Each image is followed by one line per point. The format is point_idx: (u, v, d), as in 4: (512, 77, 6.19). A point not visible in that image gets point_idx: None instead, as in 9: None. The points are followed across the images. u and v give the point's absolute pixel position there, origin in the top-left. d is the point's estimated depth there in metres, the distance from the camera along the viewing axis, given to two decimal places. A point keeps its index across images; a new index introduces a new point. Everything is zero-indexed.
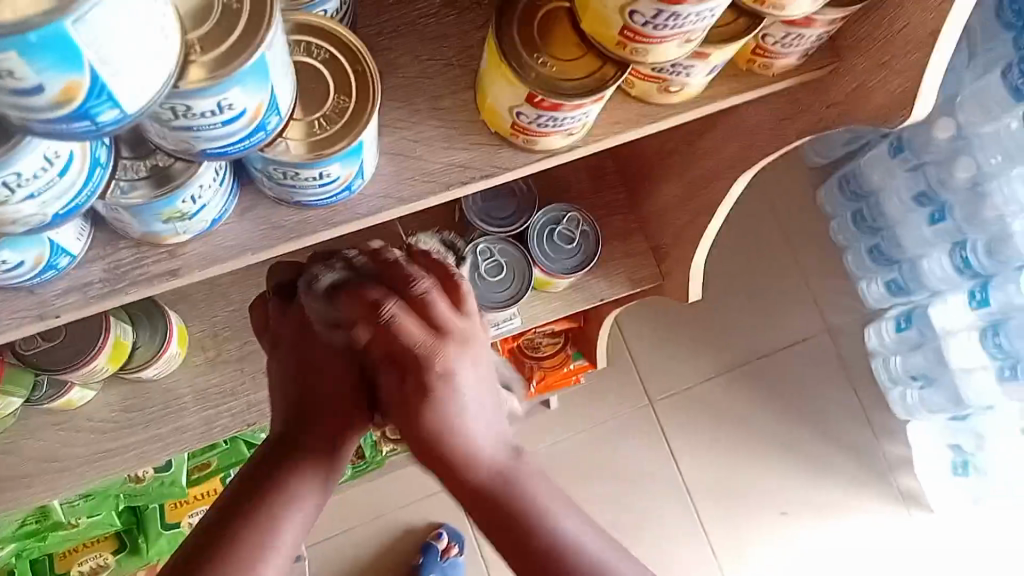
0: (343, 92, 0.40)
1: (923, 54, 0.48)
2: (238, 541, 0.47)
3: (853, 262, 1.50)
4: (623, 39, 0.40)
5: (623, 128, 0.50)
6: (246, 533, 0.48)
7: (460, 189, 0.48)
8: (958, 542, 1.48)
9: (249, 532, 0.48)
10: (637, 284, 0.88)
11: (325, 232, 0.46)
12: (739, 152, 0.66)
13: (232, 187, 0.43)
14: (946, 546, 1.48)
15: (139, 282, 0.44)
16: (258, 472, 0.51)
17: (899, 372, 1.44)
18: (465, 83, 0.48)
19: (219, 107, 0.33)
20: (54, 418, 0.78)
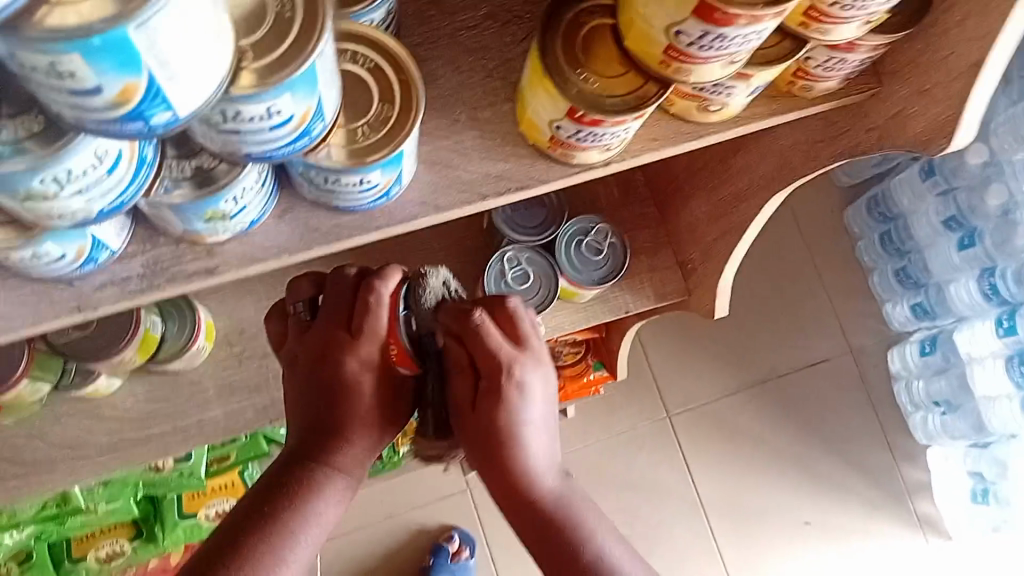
0: (387, 100, 0.41)
1: (966, 84, 0.47)
2: (256, 551, 0.55)
3: (880, 284, 1.49)
4: (667, 58, 0.41)
5: (661, 146, 0.50)
6: (264, 544, 0.55)
7: (496, 200, 0.48)
8: (975, 572, 1.46)
9: (260, 541, 0.55)
10: (662, 299, 0.88)
11: (360, 237, 0.46)
12: (774, 172, 0.66)
13: (272, 190, 0.44)
14: None
15: (176, 279, 0.44)
16: (277, 486, 0.58)
17: (921, 397, 1.43)
18: (505, 94, 0.49)
19: (267, 112, 0.33)
20: (81, 406, 0.79)
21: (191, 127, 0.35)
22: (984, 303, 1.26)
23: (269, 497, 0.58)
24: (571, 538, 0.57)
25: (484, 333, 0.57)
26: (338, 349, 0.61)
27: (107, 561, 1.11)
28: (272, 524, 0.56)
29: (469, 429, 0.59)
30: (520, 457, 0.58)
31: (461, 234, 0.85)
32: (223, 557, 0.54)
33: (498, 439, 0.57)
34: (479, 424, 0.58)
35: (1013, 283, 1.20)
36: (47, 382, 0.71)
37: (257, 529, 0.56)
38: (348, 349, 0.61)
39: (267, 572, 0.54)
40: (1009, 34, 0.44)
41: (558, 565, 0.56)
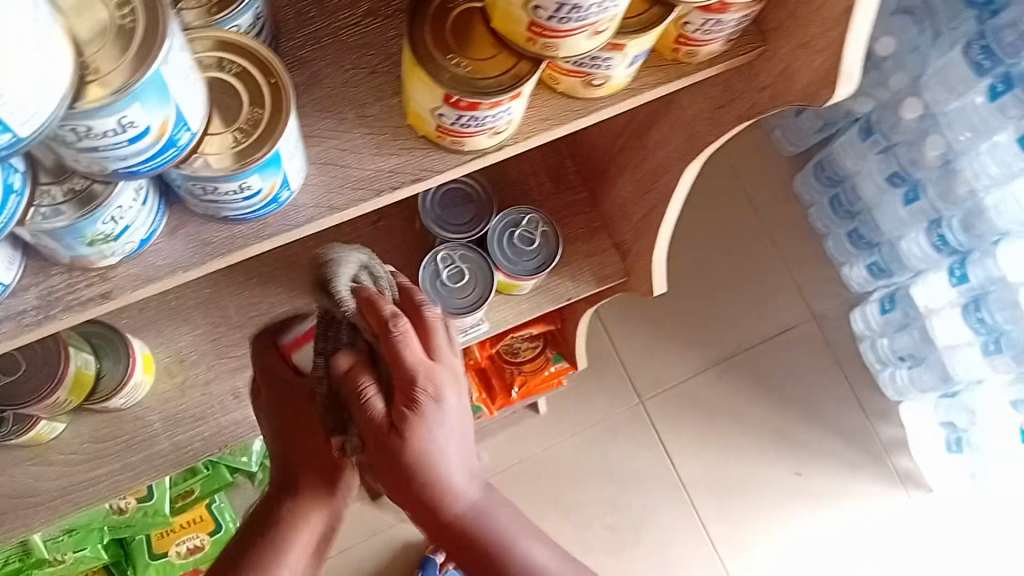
0: (257, 104, 0.41)
1: (841, 31, 0.48)
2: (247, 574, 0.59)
3: (835, 248, 1.50)
4: (532, 35, 0.41)
5: (552, 124, 0.50)
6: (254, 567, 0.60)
7: (391, 195, 0.48)
8: (961, 520, 1.48)
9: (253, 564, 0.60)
10: (603, 282, 0.88)
11: (258, 246, 0.46)
12: (685, 142, 0.66)
13: (157, 207, 0.43)
14: (948, 524, 1.47)
15: (72, 307, 0.44)
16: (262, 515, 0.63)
17: (887, 354, 1.45)
18: (390, 89, 0.49)
19: (120, 126, 0.33)
20: (26, 454, 0.78)
21: (54, 148, 0.35)
22: (935, 254, 1.27)
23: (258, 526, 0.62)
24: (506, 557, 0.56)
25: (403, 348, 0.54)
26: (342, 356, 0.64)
27: None
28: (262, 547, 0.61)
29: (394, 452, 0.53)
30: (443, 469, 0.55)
31: (394, 240, 0.85)
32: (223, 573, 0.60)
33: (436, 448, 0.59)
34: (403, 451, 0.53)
35: (961, 232, 1.22)
36: None
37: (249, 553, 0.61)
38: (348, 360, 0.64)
39: None
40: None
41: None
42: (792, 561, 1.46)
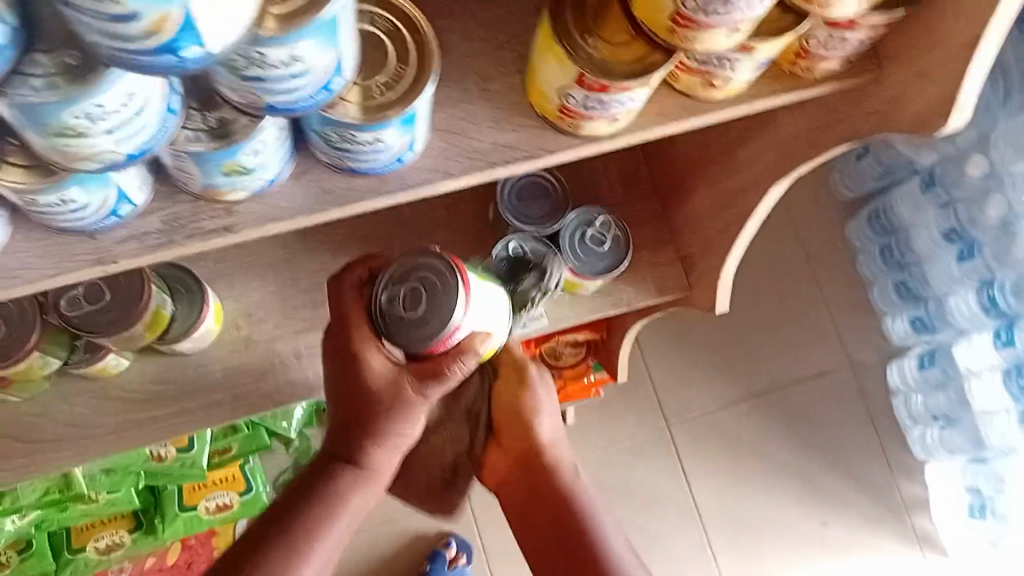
0: (404, 62, 0.43)
1: (963, 62, 0.49)
2: (298, 526, 0.68)
3: (880, 298, 1.49)
4: (674, 26, 0.42)
5: (668, 119, 0.51)
6: (304, 523, 0.68)
7: (504, 168, 0.49)
8: None
9: (304, 520, 0.68)
10: (665, 293, 0.89)
11: (375, 200, 0.48)
12: (777, 160, 0.68)
13: (290, 151, 0.45)
14: None
15: (194, 234, 0.45)
16: (311, 483, 0.69)
17: (920, 412, 1.43)
18: (512, 66, 0.50)
19: (289, 59, 0.36)
20: (90, 385, 0.81)
21: (213, 74, 0.37)
22: (983, 315, 1.25)
23: (306, 492, 0.69)
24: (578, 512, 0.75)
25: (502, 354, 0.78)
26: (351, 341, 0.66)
27: (105, 552, 1.11)
28: (310, 510, 0.68)
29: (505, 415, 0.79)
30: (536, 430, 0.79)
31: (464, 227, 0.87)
32: (276, 523, 0.68)
33: (533, 463, 0.78)
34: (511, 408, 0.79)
35: (1012, 296, 1.20)
36: (56, 359, 0.74)
37: (297, 511, 0.69)
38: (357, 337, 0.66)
39: (308, 540, 0.68)
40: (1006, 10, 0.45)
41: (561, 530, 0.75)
42: None
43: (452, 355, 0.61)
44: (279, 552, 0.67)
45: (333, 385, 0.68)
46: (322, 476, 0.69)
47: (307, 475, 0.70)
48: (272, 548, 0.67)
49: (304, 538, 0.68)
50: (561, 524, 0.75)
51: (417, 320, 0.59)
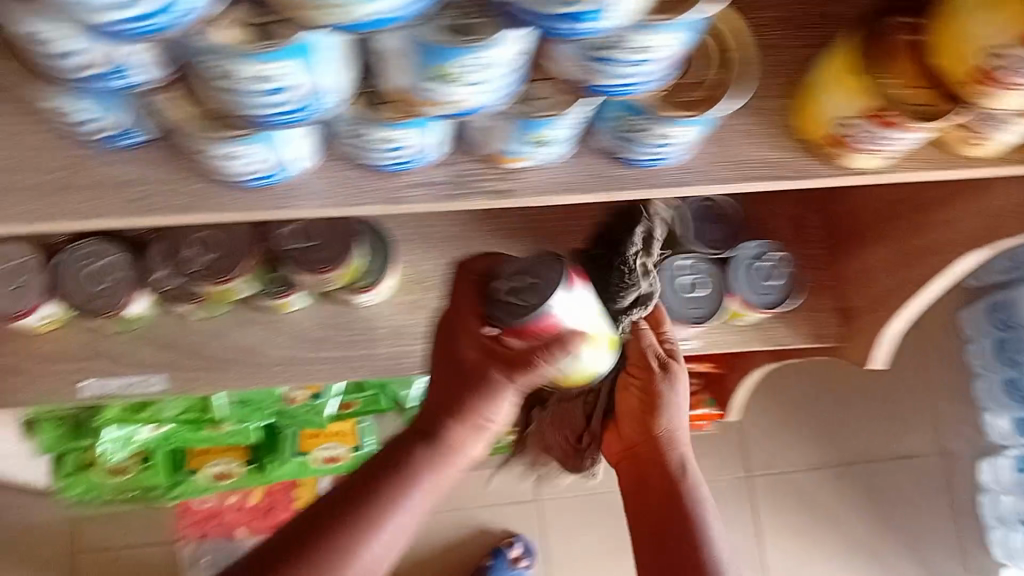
0: (721, 68, 0.46)
1: None
2: (364, 514, 0.61)
3: (984, 389, 1.48)
4: (974, 78, 0.44)
5: (924, 167, 0.53)
6: (371, 512, 0.61)
7: (763, 183, 0.52)
8: None
9: (372, 506, 0.62)
10: (820, 340, 0.91)
11: (639, 190, 0.51)
12: (978, 230, 0.70)
13: (574, 139, 0.49)
14: None
15: (474, 192, 0.50)
16: (389, 461, 0.64)
17: (1008, 514, 1.42)
18: (779, 87, 0.52)
19: (645, 48, 0.39)
20: (267, 317, 0.86)
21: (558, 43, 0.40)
22: None
23: (381, 470, 0.63)
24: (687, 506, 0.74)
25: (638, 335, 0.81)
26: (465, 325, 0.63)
27: (217, 479, 1.16)
28: (384, 491, 0.62)
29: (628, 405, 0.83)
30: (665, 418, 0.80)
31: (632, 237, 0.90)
32: (339, 506, 0.61)
33: (648, 468, 0.78)
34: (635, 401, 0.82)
35: None
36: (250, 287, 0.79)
37: (369, 491, 0.62)
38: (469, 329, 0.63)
39: (371, 527, 0.61)
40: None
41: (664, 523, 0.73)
42: None
43: (549, 347, 0.57)
44: (339, 539, 0.60)
45: (437, 362, 0.65)
46: (399, 455, 0.64)
47: (380, 455, 0.64)
48: (334, 527, 0.60)
49: (369, 524, 0.61)
50: (664, 519, 0.73)
51: (522, 310, 0.56)
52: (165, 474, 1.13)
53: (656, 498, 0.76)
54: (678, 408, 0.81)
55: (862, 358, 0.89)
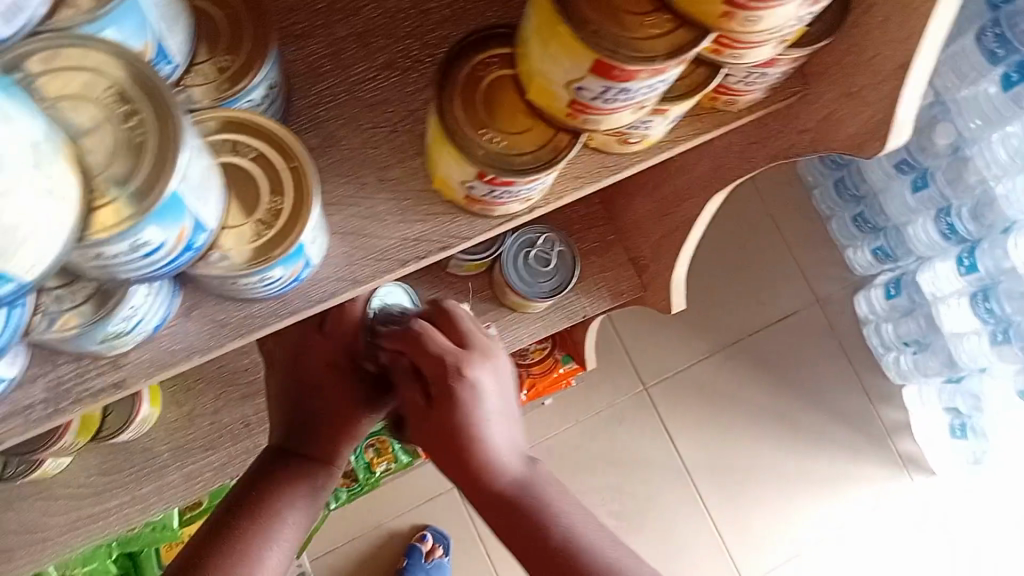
0: (353, 161, 0.45)
1: (895, 84, 0.45)
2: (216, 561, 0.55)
3: (838, 231, 1.47)
4: (572, 111, 0.37)
5: (584, 183, 0.47)
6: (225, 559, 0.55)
7: (416, 265, 0.45)
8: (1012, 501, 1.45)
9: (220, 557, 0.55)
10: (619, 298, 0.86)
11: (272, 325, 0.43)
12: (710, 172, 0.64)
13: (170, 297, 0.40)
14: (969, 499, 1.45)
15: (83, 398, 0.41)
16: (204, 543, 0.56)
17: (891, 339, 1.43)
18: (412, 149, 0.46)
19: (133, 248, 0.30)
20: (32, 489, 0.76)
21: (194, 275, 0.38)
22: None
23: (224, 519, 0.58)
24: (537, 513, 0.53)
25: (427, 338, 0.56)
26: (415, 404, 0.57)
27: None
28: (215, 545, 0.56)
29: (431, 431, 0.55)
30: (480, 442, 0.54)
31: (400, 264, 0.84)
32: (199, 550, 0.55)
33: (516, 518, 0.53)
34: (435, 429, 0.55)
35: None
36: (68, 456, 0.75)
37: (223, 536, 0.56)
38: (409, 398, 0.57)
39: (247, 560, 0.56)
40: (942, 15, 0.41)
41: (530, 553, 0.53)
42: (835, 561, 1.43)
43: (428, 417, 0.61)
44: None
45: (276, 383, 0.66)
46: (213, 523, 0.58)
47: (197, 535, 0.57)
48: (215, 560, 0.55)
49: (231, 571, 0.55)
50: (533, 536, 0.53)
51: None
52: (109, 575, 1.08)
53: (509, 527, 0.53)
54: (490, 418, 0.55)
55: (662, 306, 0.84)
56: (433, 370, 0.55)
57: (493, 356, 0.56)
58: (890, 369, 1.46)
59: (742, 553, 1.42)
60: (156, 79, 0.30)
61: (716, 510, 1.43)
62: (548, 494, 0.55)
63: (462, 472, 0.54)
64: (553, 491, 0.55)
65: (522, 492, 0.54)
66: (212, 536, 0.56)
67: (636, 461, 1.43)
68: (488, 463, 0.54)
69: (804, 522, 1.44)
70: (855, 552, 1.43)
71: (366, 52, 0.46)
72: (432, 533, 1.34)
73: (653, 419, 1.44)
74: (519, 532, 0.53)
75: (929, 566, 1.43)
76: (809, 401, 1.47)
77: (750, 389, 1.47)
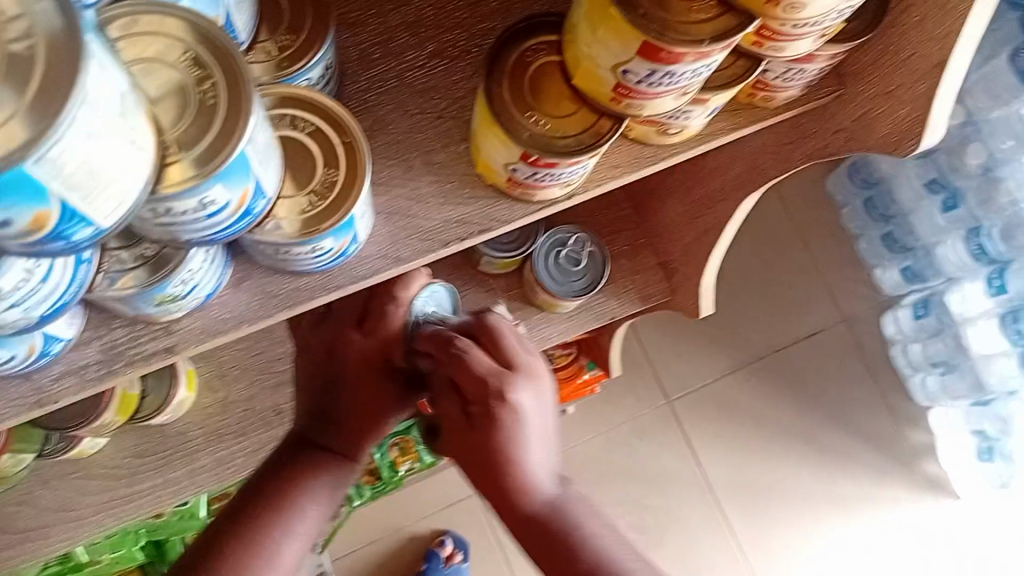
0: (401, 144, 0.47)
1: (930, 84, 0.47)
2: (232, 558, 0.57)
3: (868, 249, 1.46)
4: (616, 95, 0.39)
5: (623, 172, 0.48)
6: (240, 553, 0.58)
7: (459, 246, 0.47)
8: None
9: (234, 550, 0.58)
10: (647, 301, 0.87)
11: (318, 298, 0.44)
12: (744, 175, 0.65)
13: (224, 265, 0.42)
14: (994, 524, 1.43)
15: (136, 361, 0.43)
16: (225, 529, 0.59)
17: (919, 360, 1.40)
18: (458, 134, 0.47)
19: (200, 206, 0.32)
20: (69, 467, 0.78)
21: (249, 245, 0.40)
22: None
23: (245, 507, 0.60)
24: (570, 535, 0.56)
25: (471, 359, 0.56)
26: (451, 420, 0.58)
27: None
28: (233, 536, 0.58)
29: (470, 448, 0.56)
30: (520, 465, 0.56)
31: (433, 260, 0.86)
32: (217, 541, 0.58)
33: (549, 539, 0.56)
34: (474, 447, 0.56)
35: None
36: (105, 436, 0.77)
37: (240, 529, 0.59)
38: (445, 412, 0.58)
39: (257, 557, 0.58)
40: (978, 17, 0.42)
41: (560, 571, 0.56)
42: None
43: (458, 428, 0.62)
44: None
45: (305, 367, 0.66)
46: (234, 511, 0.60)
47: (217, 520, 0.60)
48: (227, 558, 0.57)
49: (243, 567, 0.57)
50: (564, 560, 0.55)
51: None
52: (135, 563, 1.10)
53: (540, 545, 0.56)
54: (528, 446, 0.56)
55: (690, 311, 0.84)
56: (477, 391, 0.56)
57: (537, 376, 0.57)
58: (916, 391, 1.45)
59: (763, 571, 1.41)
60: (225, 46, 0.33)
61: (738, 526, 1.42)
62: (580, 517, 0.57)
63: (501, 489, 0.56)
64: (585, 513, 0.57)
65: (555, 517, 0.56)
66: (229, 535, 0.58)
67: (658, 474, 1.42)
68: (526, 484, 0.56)
69: (824, 543, 1.42)
70: (876, 574, 1.42)
71: (417, 41, 0.48)
72: (452, 539, 1.34)
73: (675, 432, 1.44)
74: (550, 552, 0.56)
75: None
76: (834, 420, 1.46)
77: (774, 406, 1.46)
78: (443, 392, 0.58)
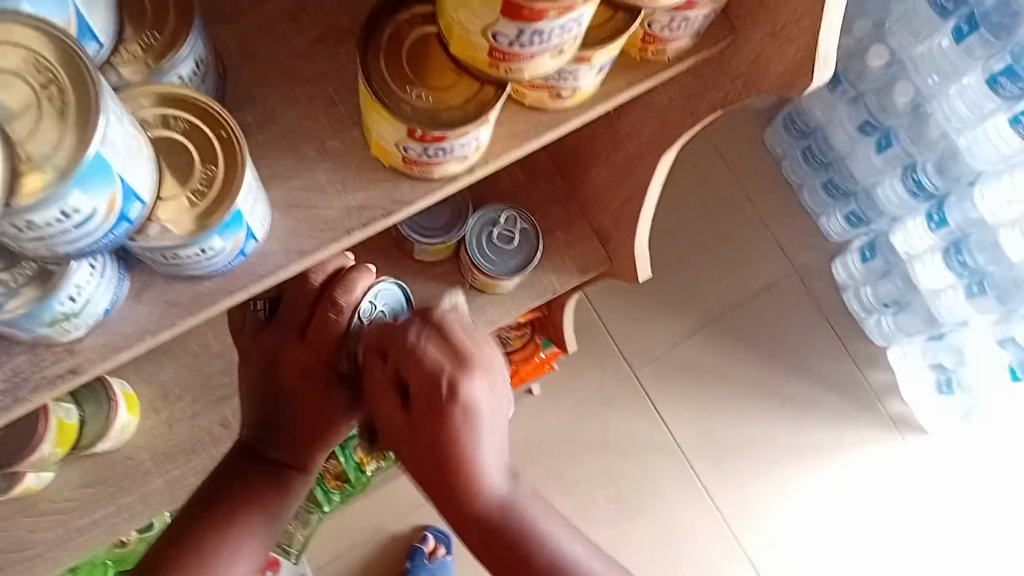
0: (292, 134, 0.46)
1: (814, 17, 0.47)
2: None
3: (811, 200, 1.46)
4: (493, 60, 0.38)
5: (522, 141, 0.48)
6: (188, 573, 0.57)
7: (362, 233, 0.46)
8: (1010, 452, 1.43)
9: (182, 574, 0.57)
10: (586, 271, 0.86)
11: (220, 303, 0.43)
12: (657, 133, 0.65)
13: (118, 276, 0.41)
14: (965, 454, 1.43)
15: (41, 386, 0.42)
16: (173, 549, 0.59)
17: (871, 302, 1.41)
18: (350, 119, 0.46)
19: (62, 215, 0.32)
20: (17, 506, 0.76)
21: (132, 250, 0.40)
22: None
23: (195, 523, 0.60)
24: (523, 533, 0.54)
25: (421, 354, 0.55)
26: (395, 417, 0.56)
27: None
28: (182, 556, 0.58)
29: (416, 440, 0.55)
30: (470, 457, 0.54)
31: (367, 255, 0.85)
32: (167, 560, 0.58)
33: (500, 535, 0.54)
34: (421, 441, 0.55)
35: None
36: (50, 470, 0.76)
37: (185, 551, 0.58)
38: (389, 410, 0.56)
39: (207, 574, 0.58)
40: None
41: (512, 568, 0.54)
42: (838, 529, 1.40)
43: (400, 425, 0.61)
44: None
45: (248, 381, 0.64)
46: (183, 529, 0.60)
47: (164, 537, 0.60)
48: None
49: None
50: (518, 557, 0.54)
51: None
52: None
53: (491, 543, 0.54)
54: (483, 438, 0.54)
55: (628, 276, 0.84)
56: (422, 383, 0.54)
57: (489, 367, 0.56)
58: (873, 333, 1.43)
59: (745, 528, 1.39)
60: (75, 50, 0.32)
61: (714, 488, 1.40)
62: (535, 514, 0.55)
63: (449, 486, 0.55)
64: (539, 511, 0.55)
65: (509, 513, 0.54)
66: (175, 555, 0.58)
67: (627, 446, 1.40)
68: (477, 480, 0.54)
69: (803, 493, 1.41)
70: (857, 518, 1.40)
71: (297, 28, 0.47)
72: (432, 533, 1.33)
73: (641, 399, 1.41)
74: (501, 553, 0.54)
75: (935, 526, 1.40)
76: (797, 372, 1.44)
77: (740, 363, 1.44)
78: (385, 391, 0.57)
